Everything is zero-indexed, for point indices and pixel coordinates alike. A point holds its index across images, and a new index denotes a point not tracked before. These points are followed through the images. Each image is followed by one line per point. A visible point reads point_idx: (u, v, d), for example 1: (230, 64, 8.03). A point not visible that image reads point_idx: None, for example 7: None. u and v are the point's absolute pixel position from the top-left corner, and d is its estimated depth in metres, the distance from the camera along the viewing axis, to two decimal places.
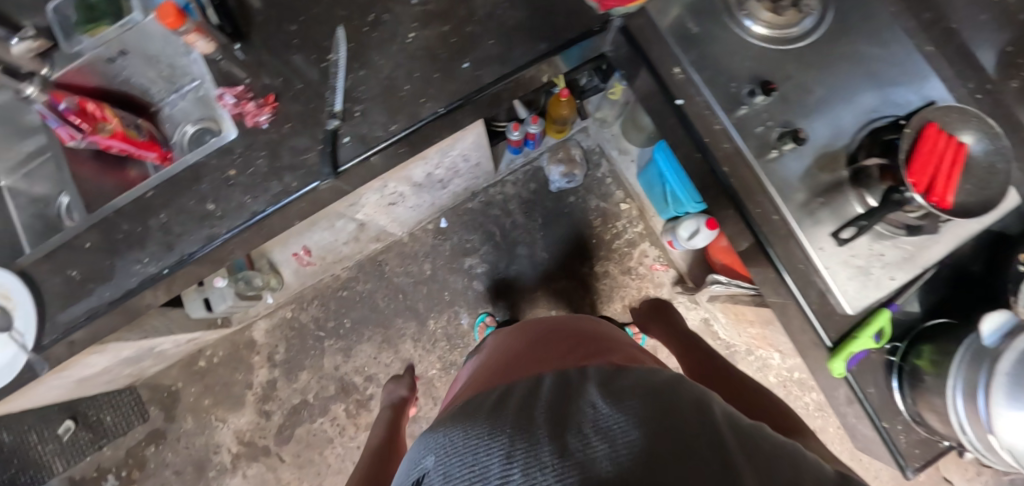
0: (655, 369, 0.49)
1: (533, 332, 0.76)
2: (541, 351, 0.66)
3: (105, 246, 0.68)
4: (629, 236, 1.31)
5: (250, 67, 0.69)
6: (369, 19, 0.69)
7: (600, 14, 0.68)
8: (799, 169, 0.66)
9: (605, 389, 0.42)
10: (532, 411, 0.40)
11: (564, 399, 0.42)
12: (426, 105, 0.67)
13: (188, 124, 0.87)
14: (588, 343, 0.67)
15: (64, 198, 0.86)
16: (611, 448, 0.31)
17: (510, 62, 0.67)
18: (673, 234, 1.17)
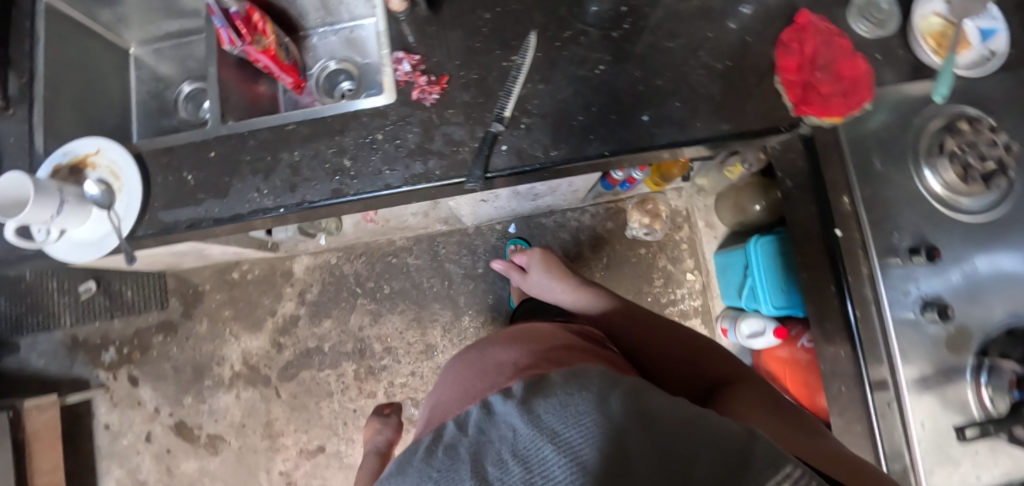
0: (578, 368, 0.39)
1: (468, 360, 0.61)
2: (473, 381, 0.53)
3: (229, 161, 0.66)
4: (684, 307, 1.29)
5: (433, 40, 0.67)
6: (563, 36, 0.67)
7: (791, 117, 0.66)
8: (930, 340, 0.64)
9: (529, 390, 0.37)
10: (453, 440, 0.36)
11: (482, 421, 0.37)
12: (592, 143, 0.64)
13: (332, 58, 0.86)
14: (526, 355, 0.55)
15: (185, 88, 0.88)
16: (529, 481, 0.29)
17: (687, 131, 0.65)
18: (732, 325, 1.16)
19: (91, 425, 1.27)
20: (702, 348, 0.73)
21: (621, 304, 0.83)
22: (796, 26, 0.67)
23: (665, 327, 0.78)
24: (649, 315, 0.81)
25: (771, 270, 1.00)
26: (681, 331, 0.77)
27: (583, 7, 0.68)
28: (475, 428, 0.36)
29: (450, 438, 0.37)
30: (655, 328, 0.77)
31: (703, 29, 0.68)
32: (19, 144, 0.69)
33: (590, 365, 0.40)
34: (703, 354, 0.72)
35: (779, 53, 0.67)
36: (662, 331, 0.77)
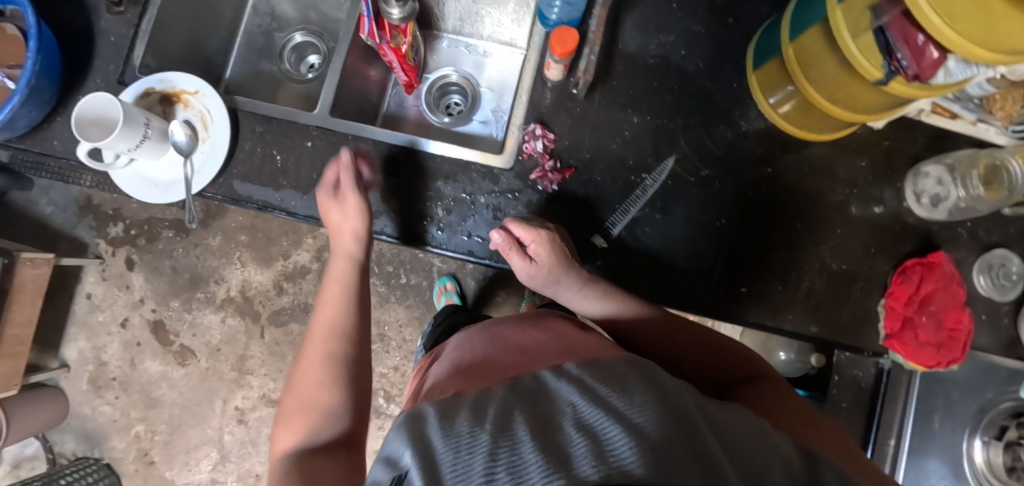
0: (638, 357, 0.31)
1: (494, 334, 0.47)
2: (501, 358, 0.41)
3: (323, 159, 0.63)
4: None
5: (572, 122, 0.63)
6: (700, 173, 0.64)
7: (878, 344, 0.65)
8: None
9: (587, 367, 0.29)
10: (500, 398, 0.28)
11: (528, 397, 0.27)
12: (683, 293, 0.62)
13: (455, 68, 0.81)
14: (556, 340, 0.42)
15: (297, 35, 0.83)
16: (601, 447, 0.19)
17: (777, 318, 0.63)
18: None
19: (75, 289, 1.26)
20: (710, 342, 0.50)
21: (630, 318, 0.53)
22: (925, 261, 0.64)
23: (663, 323, 0.52)
24: (667, 322, 0.52)
25: None
26: (677, 323, 0.52)
27: (731, 153, 0.64)
28: (525, 395, 0.28)
29: (500, 398, 0.28)
30: (648, 325, 0.52)
31: (833, 222, 0.66)
32: (118, 46, 0.65)
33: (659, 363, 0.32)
34: (712, 357, 0.49)
35: (895, 278, 0.65)
36: (656, 321, 0.52)
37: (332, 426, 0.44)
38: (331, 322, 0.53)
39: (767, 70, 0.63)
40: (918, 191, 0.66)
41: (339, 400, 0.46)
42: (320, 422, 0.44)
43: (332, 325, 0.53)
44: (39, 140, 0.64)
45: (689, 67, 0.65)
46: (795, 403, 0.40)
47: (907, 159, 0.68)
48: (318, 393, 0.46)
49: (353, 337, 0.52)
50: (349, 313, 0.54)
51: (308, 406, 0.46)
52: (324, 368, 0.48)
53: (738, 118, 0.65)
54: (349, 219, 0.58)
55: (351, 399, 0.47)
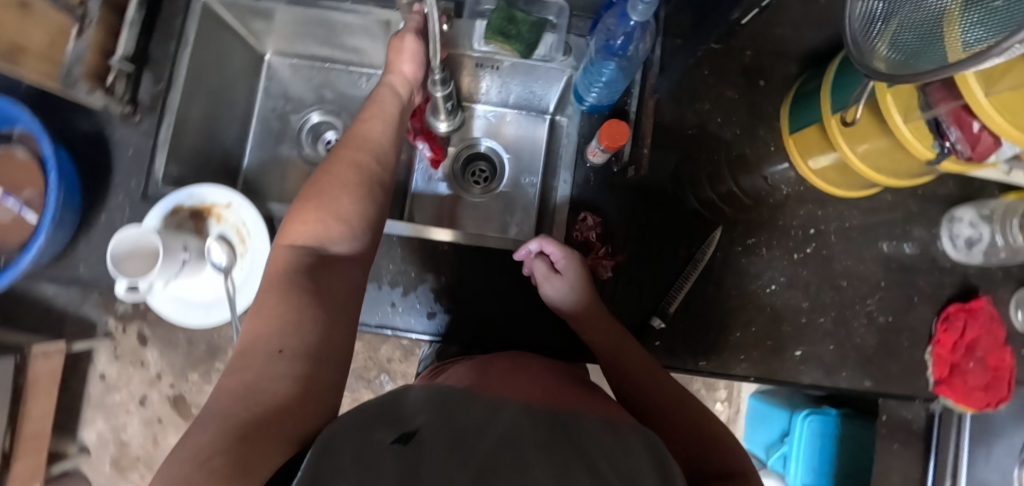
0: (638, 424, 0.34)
1: (523, 363, 0.52)
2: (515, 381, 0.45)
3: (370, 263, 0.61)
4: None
5: (619, 202, 0.62)
6: (746, 241, 0.64)
7: (928, 390, 0.66)
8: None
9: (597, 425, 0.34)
10: (524, 424, 0.31)
11: (549, 430, 0.31)
12: (741, 363, 0.62)
13: (484, 140, 0.78)
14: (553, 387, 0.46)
15: (312, 116, 0.79)
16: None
17: (832, 377, 0.64)
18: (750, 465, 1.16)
19: (87, 371, 1.20)
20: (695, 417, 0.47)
21: (628, 356, 0.54)
22: (968, 306, 0.66)
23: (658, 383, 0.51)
24: (662, 388, 0.51)
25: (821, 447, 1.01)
26: (669, 386, 0.51)
27: (774, 217, 0.65)
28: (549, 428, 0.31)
29: (529, 421, 0.32)
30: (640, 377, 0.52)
31: (877, 275, 0.67)
32: (138, 159, 0.62)
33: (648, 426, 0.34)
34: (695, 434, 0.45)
35: (941, 325, 0.66)
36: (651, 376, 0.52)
37: (348, 243, 0.46)
38: (370, 146, 0.52)
39: (804, 132, 0.62)
40: (953, 236, 0.68)
41: (355, 223, 0.47)
42: (334, 229, 0.46)
43: (368, 149, 0.52)
44: (64, 267, 0.60)
45: (726, 135, 0.65)
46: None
47: (940, 205, 0.69)
48: (341, 202, 0.47)
49: (378, 165, 0.52)
50: (387, 148, 0.53)
51: (318, 220, 0.45)
52: (343, 192, 0.48)
53: (781, 185, 0.66)
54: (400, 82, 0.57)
55: (372, 218, 0.49)
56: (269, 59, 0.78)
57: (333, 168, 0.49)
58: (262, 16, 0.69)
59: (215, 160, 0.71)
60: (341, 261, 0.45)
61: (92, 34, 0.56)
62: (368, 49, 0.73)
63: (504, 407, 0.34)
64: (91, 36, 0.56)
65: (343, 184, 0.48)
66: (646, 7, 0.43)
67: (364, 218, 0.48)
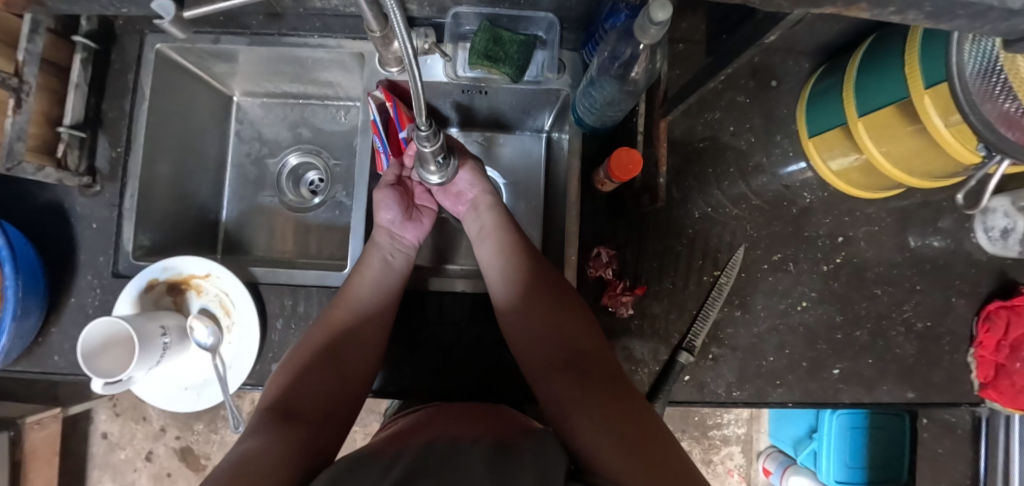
0: (533, 450, 0.36)
1: (447, 408, 0.50)
2: (431, 425, 0.44)
3: None
4: (727, 434, 1.17)
5: (630, 230, 0.57)
6: (772, 258, 0.60)
7: (973, 395, 0.61)
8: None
9: (492, 459, 0.35)
10: (415, 466, 0.33)
11: (434, 467, 0.33)
12: (777, 389, 0.57)
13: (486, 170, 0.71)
14: (478, 419, 0.46)
15: (290, 158, 0.73)
16: None
17: (874, 393, 0.59)
18: (776, 466, 1.11)
19: (89, 431, 1.15)
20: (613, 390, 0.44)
21: (553, 323, 0.51)
22: (1010, 303, 0.61)
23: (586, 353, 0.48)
24: (588, 359, 0.48)
25: (844, 440, 0.97)
26: (601, 357, 0.48)
27: (798, 228, 0.61)
28: (439, 465, 0.34)
29: (421, 462, 0.34)
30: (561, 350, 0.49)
31: (911, 278, 0.62)
32: (107, 231, 0.57)
33: (527, 458, 0.34)
34: (611, 408, 0.41)
35: (982, 325, 0.61)
36: (577, 342, 0.49)
37: (315, 383, 0.47)
38: (353, 303, 0.53)
39: (825, 135, 0.57)
40: (987, 228, 0.63)
41: (337, 373, 0.49)
42: (301, 381, 0.47)
43: (350, 309, 0.53)
44: (37, 359, 0.55)
45: (741, 145, 0.61)
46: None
47: (972, 196, 0.65)
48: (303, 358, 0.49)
49: (369, 325, 0.53)
50: (376, 308, 0.54)
51: (294, 379, 0.47)
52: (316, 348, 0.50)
53: (803, 192, 0.61)
54: (385, 235, 0.56)
55: (329, 357, 0.50)
56: (236, 99, 0.72)
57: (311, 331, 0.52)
58: (223, 58, 0.62)
59: (190, 218, 0.65)
60: (315, 393, 0.46)
61: (32, 104, 0.50)
62: (342, 81, 0.67)
63: (404, 455, 0.36)
64: (32, 106, 0.50)
65: (311, 347, 0.50)
66: (658, 29, 0.38)
67: (326, 366, 0.49)
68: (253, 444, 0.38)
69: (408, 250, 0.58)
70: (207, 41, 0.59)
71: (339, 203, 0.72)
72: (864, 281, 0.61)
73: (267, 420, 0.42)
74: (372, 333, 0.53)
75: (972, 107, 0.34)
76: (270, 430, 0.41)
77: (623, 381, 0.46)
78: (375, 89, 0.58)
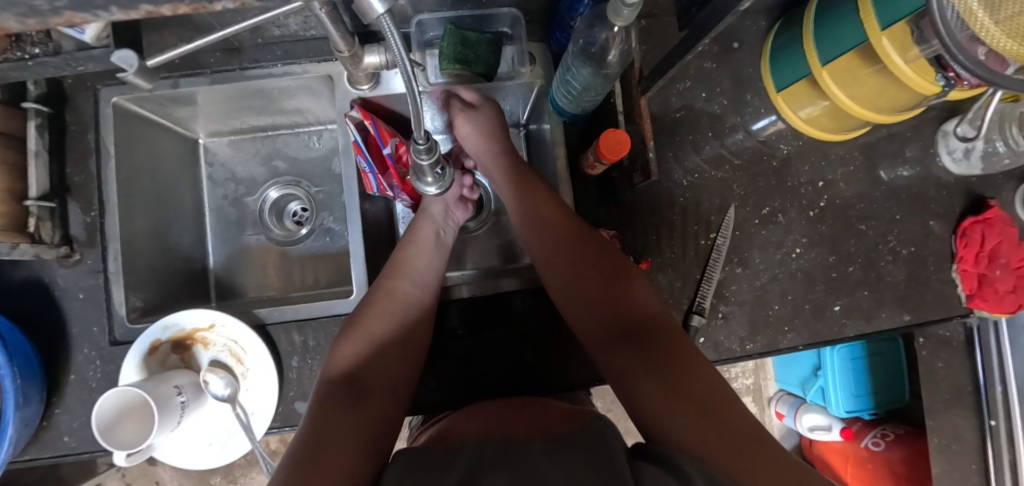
0: (582, 436, 0.38)
1: (481, 405, 0.50)
2: (466, 425, 0.45)
3: None
4: (737, 386, 1.20)
5: (624, 209, 0.59)
6: (761, 212, 0.62)
7: (963, 307, 0.65)
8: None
9: (543, 450, 0.36)
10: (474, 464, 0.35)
11: (495, 464, 0.35)
12: (787, 335, 0.60)
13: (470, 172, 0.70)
14: (517, 409, 0.47)
15: (270, 193, 0.71)
16: None
17: (874, 322, 0.62)
18: (789, 410, 1.14)
19: None
20: (672, 353, 0.44)
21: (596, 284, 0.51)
22: (983, 218, 0.65)
23: (635, 312, 0.49)
24: (626, 308, 0.49)
25: (846, 372, 1.02)
26: (635, 305, 0.49)
27: (781, 180, 0.63)
28: (495, 462, 0.35)
29: (473, 460, 0.36)
30: (608, 313, 0.49)
31: (890, 209, 0.66)
32: (97, 300, 0.55)
33: (578, 445, 0.36)
34: (655, 361, 0.43)
35: (960, 241, 0.65)
36: (623, 302, 0.49)
37: (372, 369, 0.48)
38: (407, 281, 0.54)
39: (792, 88, 0.59)
40: (951, 151, 0.67)
41: (393, 370, 0.49)
42: (365, 361, 0.48)
43: (400, 302, 0.53)
44: (45, 444, 0.53)
45: (714, 108, 0.63)
46: (759, 478, 0.34)
47: (932, 123, 0.68)
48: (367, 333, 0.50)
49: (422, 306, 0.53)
50: (426, 299, 0.54)
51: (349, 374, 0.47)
52: (366, 346, 0.49)
53: (779, 145, 0.64)
54: (439, 205, 0.58)
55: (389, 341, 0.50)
56: (202, 141, 0.70)
57: (360, 326, 0.50)
58: (184, 101, 0.60)
59: (178, 271, 0.63)
60: (378, 390, 0.47)
61: None
62: (312, 107, 0.65)
63: (459, 454, 0.37)
64: None
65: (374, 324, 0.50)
66: (631, 11, 0.39)
67: (381, 349, 0.50)
68: (321, 439, 0.40)
69: (456, 224, 0.60)
70: (167, 86, 0.57)
71: (328, 231, 0.71)
72: (849, 219, 0.64)
73: (335, 403, 0.44)
74: (428, 326, 0.53)
75: (957, 47, 0.35)
76: (330, 416, 0.42)
77: (661, 324, 0.47)
78: (349, 109, 0.57)
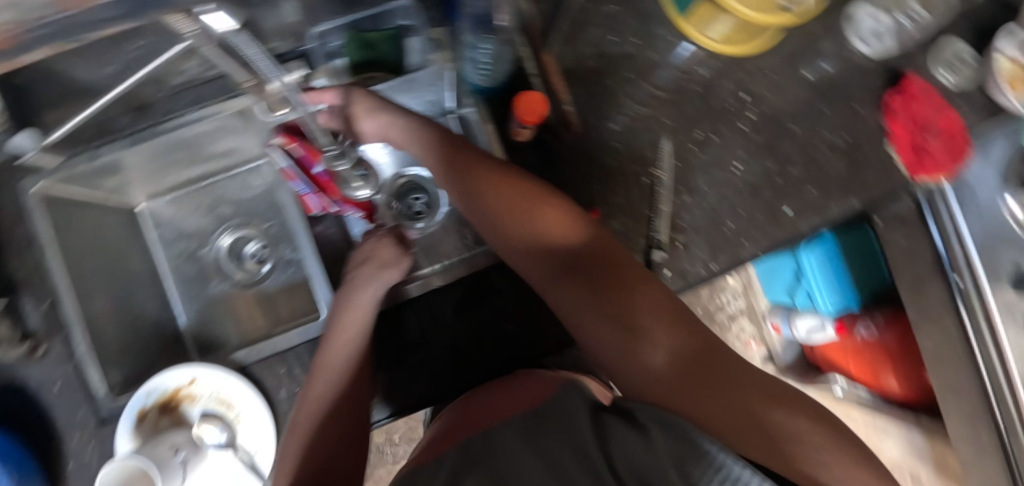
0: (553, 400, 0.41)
1: (476, 395, 0.53)
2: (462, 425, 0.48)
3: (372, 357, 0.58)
4: (730, 309, 1.27)
5: (563, 167, 0.60)
6: (695, 137, 0.63)
7: (905, 180, 0.67)
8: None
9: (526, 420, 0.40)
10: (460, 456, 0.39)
11: (479, 449, 0.39)
12: (747, 247, 0.62)
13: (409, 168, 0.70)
14: (505, 390, 0.51)
15: (224, 240, 0.72)
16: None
17: (826, 214, 0.65)
18: (785, 320, 1.18)
19: None
20: (636, 294, 0.44)
21: (543, 238, 0.48)
22: (903, 91, 0.67)
23: (588, 256, 0.47)
24: (579, 257, 0.47)
25: (825, 270, 1.03)
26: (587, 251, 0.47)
27: (707, 102, 0.64)
28: (478, 446, 0.39)
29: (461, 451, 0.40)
30: (561, 264, 0.47)
31: (817, 104, 0.68)
32: (70, 386, 0.54)
33: (552, 412, 0.40)
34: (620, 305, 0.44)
35: (888, 118, 0.67)
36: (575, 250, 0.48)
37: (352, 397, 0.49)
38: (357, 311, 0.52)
39: (696, 12, 0.62)
40: (861, 35, 0.70)
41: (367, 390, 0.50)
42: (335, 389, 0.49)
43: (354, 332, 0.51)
44: None
45: (628, 49, 0.64)
46: (728, 396, 0.39)
47: (838, 14, 0.70)
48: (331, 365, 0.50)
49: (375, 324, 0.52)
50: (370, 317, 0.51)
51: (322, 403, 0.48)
52: (335, 378, 0.49)
53: (698, 68, 0.65)
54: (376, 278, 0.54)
55: (358, 365, 0.50)
56: (142, 206, 0.70)
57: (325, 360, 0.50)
58: (108, 171, 0.59)
59: (149, 338, 0.63)
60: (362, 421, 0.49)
61: None
62: (238, 147, 0.65)
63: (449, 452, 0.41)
64: None
65: (336, 354, 0.50)
66: None
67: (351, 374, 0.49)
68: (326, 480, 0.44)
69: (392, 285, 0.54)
70: (84, 160, 0.55)
71: (290, 263, 0.71)
72: (780, 122, 0.66)
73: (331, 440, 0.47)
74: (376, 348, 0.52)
75: None
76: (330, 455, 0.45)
77: (619, 265, 0.46)
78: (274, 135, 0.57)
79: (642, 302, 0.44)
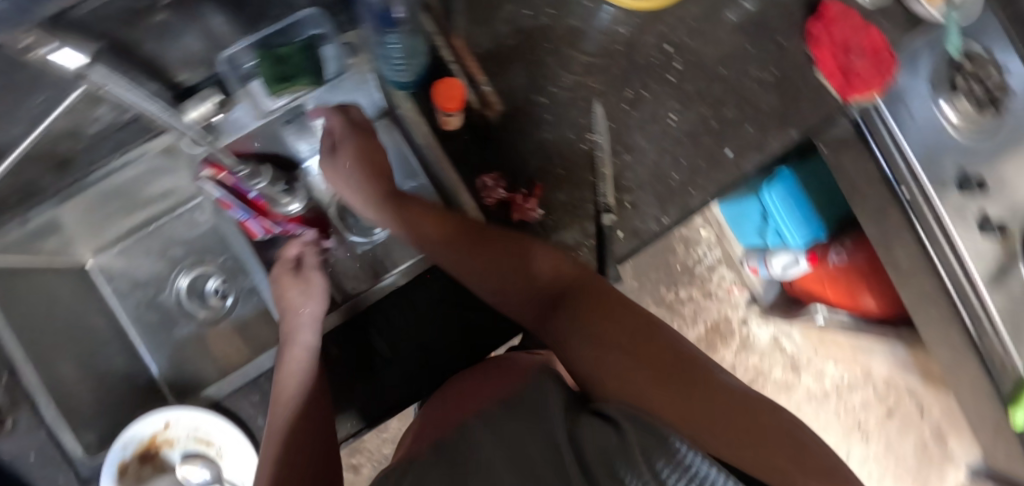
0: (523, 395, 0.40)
1: (442, 399, 0.54)
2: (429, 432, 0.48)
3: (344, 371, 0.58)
4: (709, 259, 1.31)
5: (500, 147, 0.60)
6: (626, 96, 0.64)
7: (839, 103, 0.68)
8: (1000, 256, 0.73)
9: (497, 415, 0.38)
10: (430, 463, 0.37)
11: (451, 449, 0.37)
12: (695, 195, 0.63)
13: None
14: (472, 389, 0.51)
15: (181, 281, 0.71)
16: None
17: (767, 150, 0.66)
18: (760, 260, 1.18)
19: None
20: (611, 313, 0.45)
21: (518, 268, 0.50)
22: (822, 16, 0.68)
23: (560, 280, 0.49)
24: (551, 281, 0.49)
25: (790, 206, 1.03)
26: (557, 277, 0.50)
27: (632, 59, 0.65)
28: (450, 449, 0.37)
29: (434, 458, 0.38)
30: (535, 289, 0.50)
31: (741, 44, 0.68)
32: None
33: (522, 405, 0.38)
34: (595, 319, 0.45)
35: (812, 46, 0.68)
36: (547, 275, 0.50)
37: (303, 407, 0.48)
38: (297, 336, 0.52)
39: None
40: None
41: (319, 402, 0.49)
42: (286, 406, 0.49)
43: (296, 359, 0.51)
44: None
45: (545, 21, 0.64)
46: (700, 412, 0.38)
47: None
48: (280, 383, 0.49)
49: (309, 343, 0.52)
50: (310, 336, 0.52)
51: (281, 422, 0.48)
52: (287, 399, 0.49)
53: (618, 28, 0.65)
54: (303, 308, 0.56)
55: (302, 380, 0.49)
56: (92, 262, 0.69)
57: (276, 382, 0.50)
58: (45, 232, 0.59)
59: (121, 392, 0.62)
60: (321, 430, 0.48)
61: None
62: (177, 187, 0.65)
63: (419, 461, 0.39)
64: None
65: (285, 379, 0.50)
66: None
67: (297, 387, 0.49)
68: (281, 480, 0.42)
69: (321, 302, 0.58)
70: (18, 225, 0.55)
71: (251, 292, 0.71)
72: (708, 67, 0.67)
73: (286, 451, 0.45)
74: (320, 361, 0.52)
75: None
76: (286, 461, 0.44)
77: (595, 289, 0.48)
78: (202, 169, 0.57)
79: (616, 318, 0.45)
